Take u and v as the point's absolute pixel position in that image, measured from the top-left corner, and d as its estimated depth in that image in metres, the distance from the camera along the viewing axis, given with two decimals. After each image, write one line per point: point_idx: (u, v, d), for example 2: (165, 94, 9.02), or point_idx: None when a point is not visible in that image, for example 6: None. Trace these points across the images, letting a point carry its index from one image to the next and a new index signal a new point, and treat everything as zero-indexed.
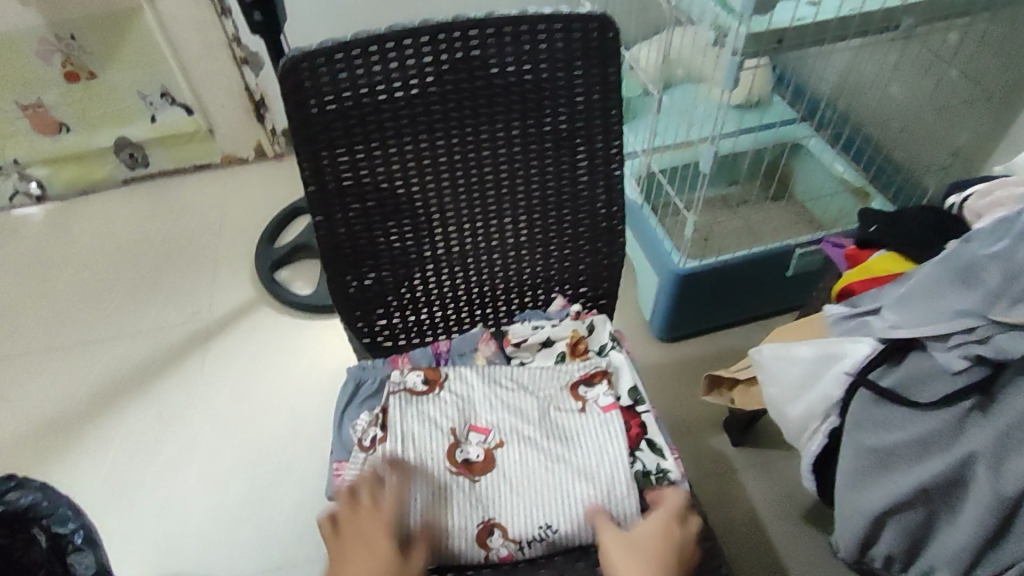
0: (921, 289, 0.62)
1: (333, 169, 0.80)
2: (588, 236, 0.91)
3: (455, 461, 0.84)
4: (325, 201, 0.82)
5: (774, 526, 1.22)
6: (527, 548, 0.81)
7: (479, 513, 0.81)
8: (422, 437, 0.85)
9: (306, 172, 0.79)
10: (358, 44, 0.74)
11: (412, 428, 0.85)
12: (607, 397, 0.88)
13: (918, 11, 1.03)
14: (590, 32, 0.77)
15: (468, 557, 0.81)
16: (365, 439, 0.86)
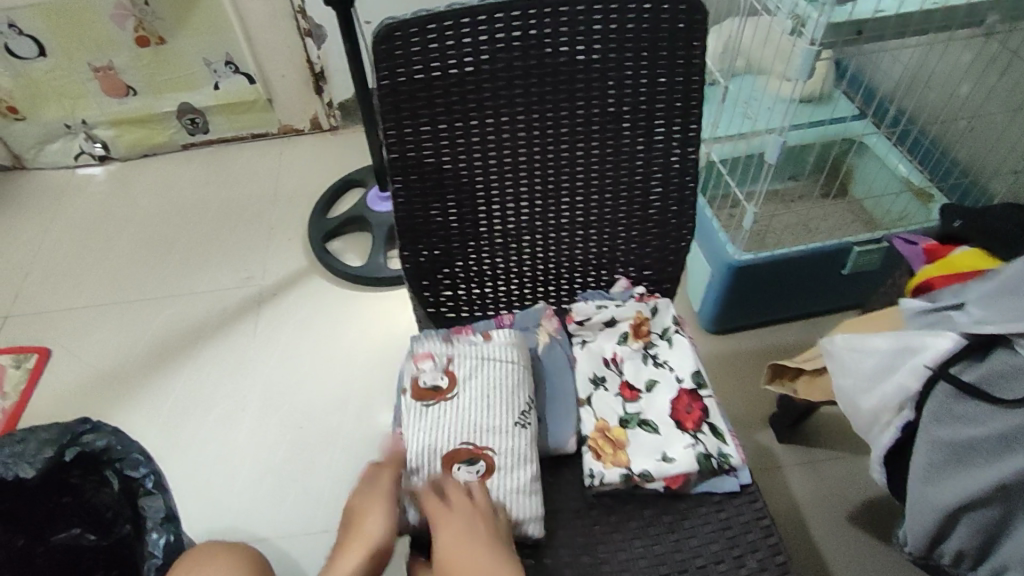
0: (1011, 286, 0.62)
1: (414, 138, 0.82)
2: (657, 220, 0.91)
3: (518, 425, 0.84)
4: (405, 168, 0.84)
5: (815, 523, 1.23)
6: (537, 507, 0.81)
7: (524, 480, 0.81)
8: (491, 398, 0.84)
9: (389, 138, 0.81)
10: (450, 16, 0.76)
11: (478, 389, 0.85)
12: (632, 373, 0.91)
13: (1007, 7, 1.00)
14: (678, 14, 0.77)
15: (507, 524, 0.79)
16: (429, 392, 0.85)
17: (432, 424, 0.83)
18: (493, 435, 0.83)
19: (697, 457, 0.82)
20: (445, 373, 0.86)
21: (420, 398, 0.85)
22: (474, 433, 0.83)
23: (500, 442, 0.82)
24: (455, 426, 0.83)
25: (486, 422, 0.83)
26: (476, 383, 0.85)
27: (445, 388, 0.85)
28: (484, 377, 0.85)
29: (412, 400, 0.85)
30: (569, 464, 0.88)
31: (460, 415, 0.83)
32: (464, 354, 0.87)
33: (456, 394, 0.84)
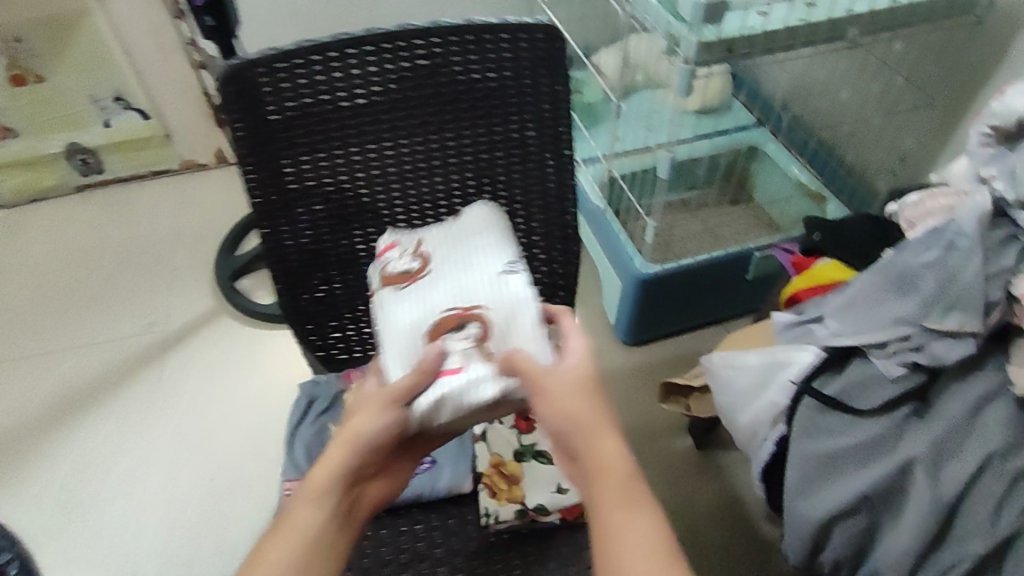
0: (862, 298, 0.63)
1: (276, 181, 0.79)
2: (543, 246, 0.91)
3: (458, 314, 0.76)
4: (273, 215, 0.80)
5: (733, 528, 1.24)
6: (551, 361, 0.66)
7: (516, 334, 0.68)
8: (472, 263, 0.75)
9: (251, 185, 0.78)
10: (301, 53, 0.74)
11: (454, 257, 0.76)
12: None
13: (862, 22, 1.06)
14: (536, 42, 0.78)
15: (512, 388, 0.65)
16: (403, 271, 0.77)
17: (413, 304, 0.73)
18: (476, 289, 0.72)
19: None
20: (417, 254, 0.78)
21: (393, 283, 0.77)
22: (460, 295, 0.72)
23: (491, 301, 0.71)
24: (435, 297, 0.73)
25: (467, 289, 0.72)
26: (454, 251, 0.77)
27: (418, 269, 0.77)
28: (461, 254, 0.76)
29: (387, 288, 0.76)
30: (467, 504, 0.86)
31: (434, 287, 0.74)
32: (435, 233, 0.80)
33: (432, 269, 0.76)
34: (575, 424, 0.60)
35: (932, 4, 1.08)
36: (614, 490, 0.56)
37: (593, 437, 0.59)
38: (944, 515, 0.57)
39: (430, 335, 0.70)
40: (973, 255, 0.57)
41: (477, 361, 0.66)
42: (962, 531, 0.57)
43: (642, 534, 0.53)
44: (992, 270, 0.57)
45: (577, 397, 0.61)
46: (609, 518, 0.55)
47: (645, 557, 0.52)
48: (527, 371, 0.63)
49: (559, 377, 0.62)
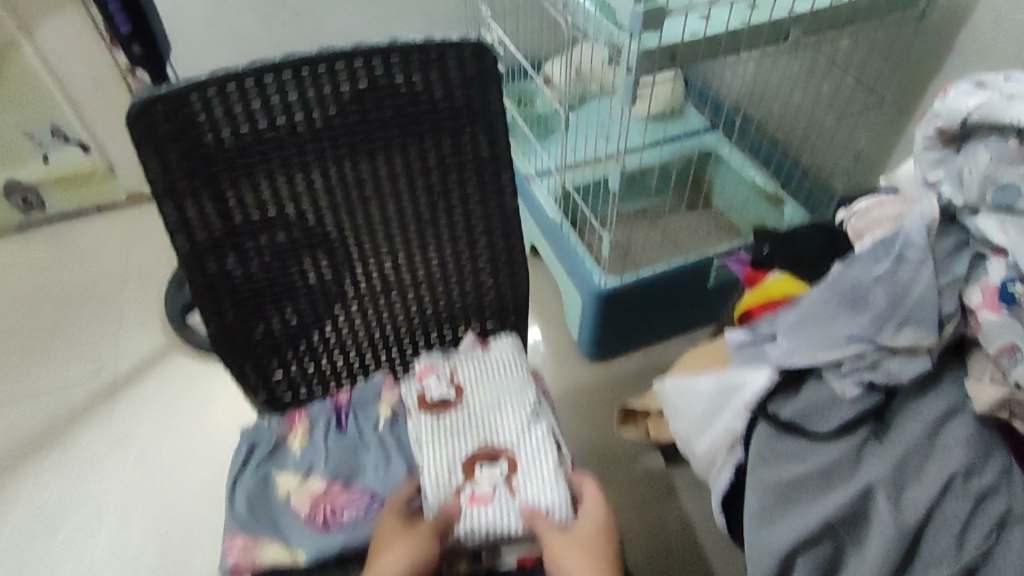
0: (811, 315, 0.60)
1: (198, 219, 0.73)
2: (489, 269, 0.88)
3: (429, 404, 0.85)
4: (198, 258, 0.75)
5: (711, 541, 1.21)
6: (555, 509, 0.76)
7: (527, 451, 0.81)
8: (500, 410, 0.84)
9: (172, 230, 0.73)
10: (215, 83, 0.69)
11: (486, 400, 0.85)
12: (485, 488, 0.78)
13: (805, 23, 1.04)
14: (465, 60, 0.74)
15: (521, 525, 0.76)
16: (434, 395, 0.86)
17: (444, 442, 0.82)
18: (503, 429, 0.83)
19: None
20: (447, 384, 0.86)
21: (430, 410, 0.85)
22: (488, 434, 0.83)
23: (518, 444, 0.82)
24: (470, 430, 0.83)
25: (498, 427, 0.83)
26: (486, 391, 0.86)
27: (454, 399, 0.86)
28: (493, 389, 0.86)
29: (423, 414, 0.84)
30: None
31: (472, 421, 0.84)
32: (466, 364, 0.88)
33: (467, 402, 0.85)
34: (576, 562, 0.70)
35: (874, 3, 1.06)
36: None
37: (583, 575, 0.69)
38: (907, 542, 0.53)
39: (466, 467, 0.80)
40: (925, 266, 0.54)
41: (502, 493, 0.78)
42: (926, 558, 0.54)
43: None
44: (943, 281, 0.55)
45: (581, 555, 0.70)
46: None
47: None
48: (535, 523, 0.75)
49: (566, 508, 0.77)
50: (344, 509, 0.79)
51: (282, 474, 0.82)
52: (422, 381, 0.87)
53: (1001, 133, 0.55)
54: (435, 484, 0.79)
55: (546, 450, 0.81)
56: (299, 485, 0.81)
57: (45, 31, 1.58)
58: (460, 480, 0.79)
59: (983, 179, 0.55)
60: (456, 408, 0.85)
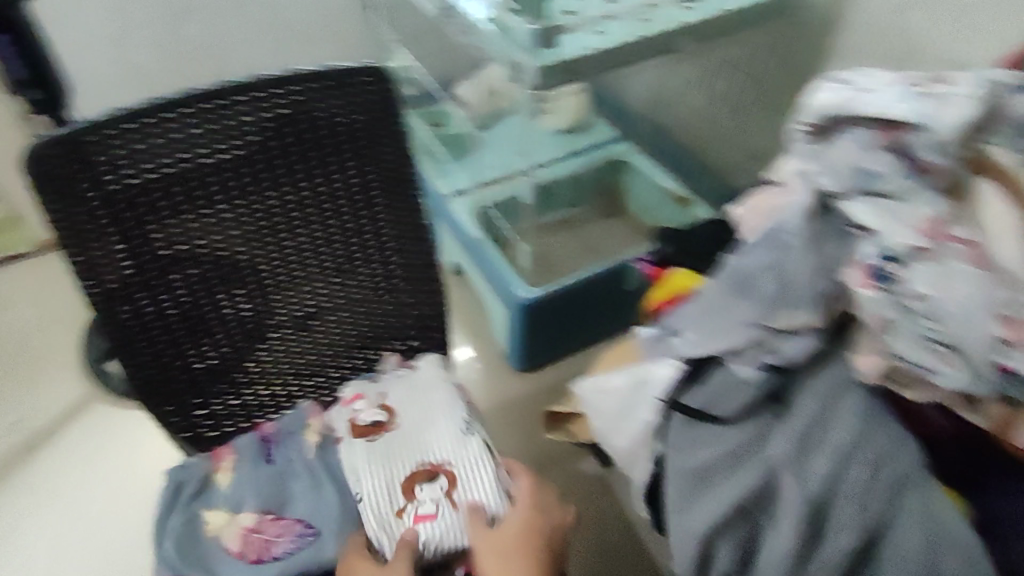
0: (714, 307, 0.64)
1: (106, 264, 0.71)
2: (409, 288, 0.89)
3: (362, 427, 0.85)
4: (111, 303, 0.73)
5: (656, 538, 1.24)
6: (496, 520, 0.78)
7: (463, 467, 0.81)
8: (433, 427, 0.85)
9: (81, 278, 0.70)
10: (111, 122, 0.68)
11: (420, 419, 0.85)
12: (428, 507, 0.78)
13: (692, 33, 1.11)
14: (365, 86, 0.76)
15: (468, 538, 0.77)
16: (366, 420, 0.86)
17: (380, 465, 0.81)
18: (440, 447, 0.83)
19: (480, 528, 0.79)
20: (378, 406, 0.86)
21: (364, 435, 0.84)
22: (426, 453, 0.82)
23: (456, 459, 0.82)
24: (407, 450, 0.83)
25: (433, 445, 0.83)
26: (418, 409, 0.86)
27: (386, 420, 0.85)
28: (426, 407, 0.86)
29: (357, 439, 0.84)
30: None
31: (405, 442, 0.83)
32: (395, 385, 0.88)
33: (400, 423, 0.85)
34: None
35: (753, 11, 1.15)
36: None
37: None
38: (813, 516, 0.55)
39: (407, 488, 0.80)
40: (801, 250, 0.58)
41: (446, 509, 0.79)
42: (835, 526, 0.55)
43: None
44: (823, 265, 0.57)
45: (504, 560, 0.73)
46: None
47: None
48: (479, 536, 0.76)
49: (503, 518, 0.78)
50: (276, 541, 0.78)
51: (210, 512, 0.80)
52: (352, 407, 0.87)
53: (859, 124, 0.56)
54: (375, 506, 0.79)
55: (483, 462, 0.82)
56: (228, 522, 0.79)
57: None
58: (402, 504, 0.79)
59: (851, 168, 0.55)
60: (391, 430, 0.85)
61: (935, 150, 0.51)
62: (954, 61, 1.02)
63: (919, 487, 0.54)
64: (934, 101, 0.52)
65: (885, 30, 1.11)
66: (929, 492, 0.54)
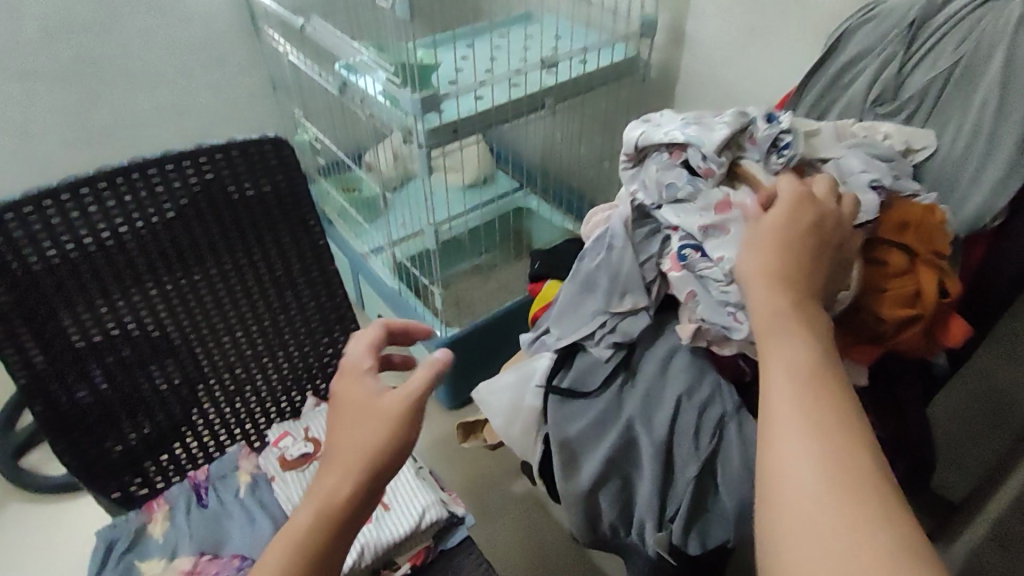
0: (568, 305, 0.78)
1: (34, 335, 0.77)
2: (323, 329, 0.99)
3: (290, 460, 0.93)
4: (42, 384, 0.78)
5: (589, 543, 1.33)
6: (428, 517, 0.83)
7: None
8: None
9: (10, 360, 0.75)
10: (29, 201, 0.75)
11: None
12: None
13: (555, 93, 1.32)
14: (266, 152, 0.88)
15: (404, 535, 0.82)
16: (293, 453, 0.94)
17: None
18: None
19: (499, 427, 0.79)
20: (304, 438, 0.95)
21: (293, 468, 0.93)
22: None
23: None
24: None
25: None
26: None
27: (313, 451, 0.94)
28: None
29: (287, 472, 0.92)
30: None
31: None
32: (316, 420, 0.97)
33: None
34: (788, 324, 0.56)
35: (605, 71, 1.36)
36: (804, 395, 0.50)
37: (788, 339, 0.55)
38: (661, 456, 0.71)
39: None
40: (626, 250, 0.74)
41: (378, 512, 0.84)
42: (680, 461, 0.71)
43: (810, 455, 0.47)
44: (642, 258, 0.74)
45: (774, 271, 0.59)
46: (795, 411, 0.49)
47: (801, 481, 0.46)
48: (411, 533, 0.82)
49: (778, 252, 0.61)
50: None
51: (145, 561, 0.83)
52: (279, 446, 0.95)
53: (660, 148, 0.76)
54: None
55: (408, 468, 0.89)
56: (164, 567, 0.82)
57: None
58: None
59: (659, 183, 0.74)
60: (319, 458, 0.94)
61: (708, 159, 0.71)
62: (761, 99, 1.26)
63: (736, 420, 0.71)
64: (702, 127, 0.72)
65: (711, 79, 1.34)
66: (744, 421, 0.71)
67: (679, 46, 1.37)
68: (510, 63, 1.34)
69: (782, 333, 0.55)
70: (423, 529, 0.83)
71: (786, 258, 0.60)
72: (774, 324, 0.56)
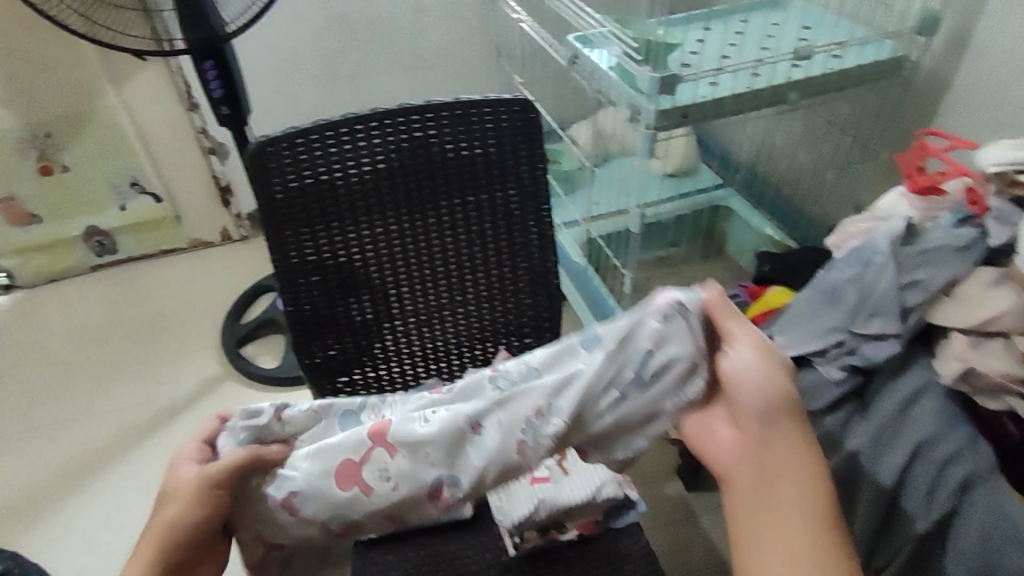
0: (801, 314, 0.76)
1: (282, 243, 0.88)
2: (528, 291, 1.02)
3: None
4: (292, 280, 0.91)
5: None
6: (605, 492, 0.85)
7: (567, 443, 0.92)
8: None
9: (274, 256, 0.89)
10: (316, 130, 0.87)
11: None
12: (543, 471, 0.88)
13: (800, 87, 1.22)
14: (514, 114, 0.91)
15: (580, 502, 0.84)
16: None
17: None
18: None
19: (827, 400, 0.72)
20: None
21: None
22: None
23: None
24: None
25: None
26: None
27: None
28: None
29: None
30: (473, 529, 0.85)
31: None
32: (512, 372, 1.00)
33: None
34: (762, 454, 0.61)
35: (861, 70, 1.23)
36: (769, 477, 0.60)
37: (782, 449, 0.60)
38: (889, 497, 0.68)
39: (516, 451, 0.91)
40: (886, 268, 0.69)
41: (558, 476, 0.88)
42: (909, 512, 0.67)
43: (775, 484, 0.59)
44: (904, 281, 0.69)
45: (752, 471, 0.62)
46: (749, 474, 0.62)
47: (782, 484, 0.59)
48: (586, 503, 0.85)
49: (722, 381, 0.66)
50: None
51: None
52: None
53: (1003, 144, 0.70)
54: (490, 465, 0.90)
55: None
56: None
57: (132, 89, 1.66)
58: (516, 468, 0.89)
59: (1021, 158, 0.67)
60: None
61: None
62: None
63: (986, 484, 0.62)
64: None
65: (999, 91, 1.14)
66: (995, 486, 0.62)
67: (960, 50, 1.19)
68: (752, 51, 1.26)
69: (761, 442, 0.62)
70: (600, 505, 0.84)
71: (779, 402, 0.62)
72: (785, 449, 0.60)
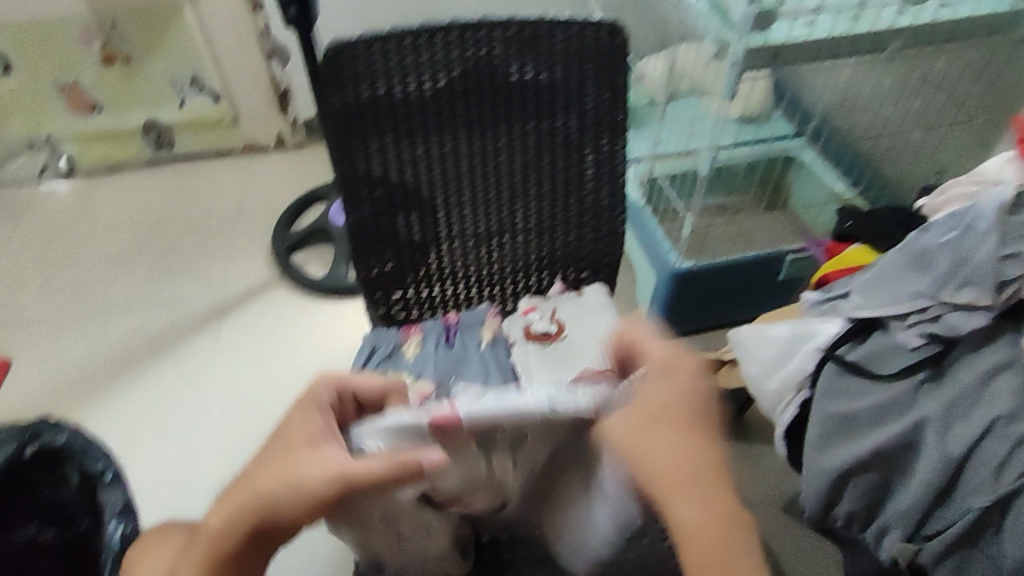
0: (883, 276, 0.75)
1: (349, 153, 0.87)
2: (592, 225, 1.00)
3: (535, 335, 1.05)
4: (355, 191, 0.90)
5: (766, 514, 1.28)
6: None
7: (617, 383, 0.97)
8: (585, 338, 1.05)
9: (341, 164, 0.87)
10: (393, 36, 0.84)
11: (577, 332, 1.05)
12: None
13: (906, 35, 1.13)
14: (600, 35, 0.86)
15: None
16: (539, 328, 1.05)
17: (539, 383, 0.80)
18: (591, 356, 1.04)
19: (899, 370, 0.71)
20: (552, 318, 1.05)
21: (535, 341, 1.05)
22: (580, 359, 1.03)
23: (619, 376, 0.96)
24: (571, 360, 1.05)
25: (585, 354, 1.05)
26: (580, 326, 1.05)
27: (555, 332, 1.04)
28: (587, 318, 1.05)
29: (530, 344, 1.05)
30: None
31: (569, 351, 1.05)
32: (564, 305, 1.06)
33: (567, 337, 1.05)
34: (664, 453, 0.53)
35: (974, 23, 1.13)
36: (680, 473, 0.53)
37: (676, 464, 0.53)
38: (950, 469, 0.66)
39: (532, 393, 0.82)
40: (987, 238, 0.66)
41: None
42: (969, 486, 0.66)
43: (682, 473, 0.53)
44: (1006, 252, 0.65)
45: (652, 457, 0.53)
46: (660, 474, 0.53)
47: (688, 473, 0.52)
48: None
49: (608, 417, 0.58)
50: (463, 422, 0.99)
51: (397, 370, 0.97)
52: (527, 317, 1.06)
53: None
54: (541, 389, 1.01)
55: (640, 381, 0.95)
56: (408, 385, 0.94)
57: None
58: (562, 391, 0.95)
59: None
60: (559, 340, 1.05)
61: None
62: None
63: None
64: None
65: None
66: None
67: None
68: None
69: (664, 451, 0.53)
70: None
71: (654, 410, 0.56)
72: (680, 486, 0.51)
